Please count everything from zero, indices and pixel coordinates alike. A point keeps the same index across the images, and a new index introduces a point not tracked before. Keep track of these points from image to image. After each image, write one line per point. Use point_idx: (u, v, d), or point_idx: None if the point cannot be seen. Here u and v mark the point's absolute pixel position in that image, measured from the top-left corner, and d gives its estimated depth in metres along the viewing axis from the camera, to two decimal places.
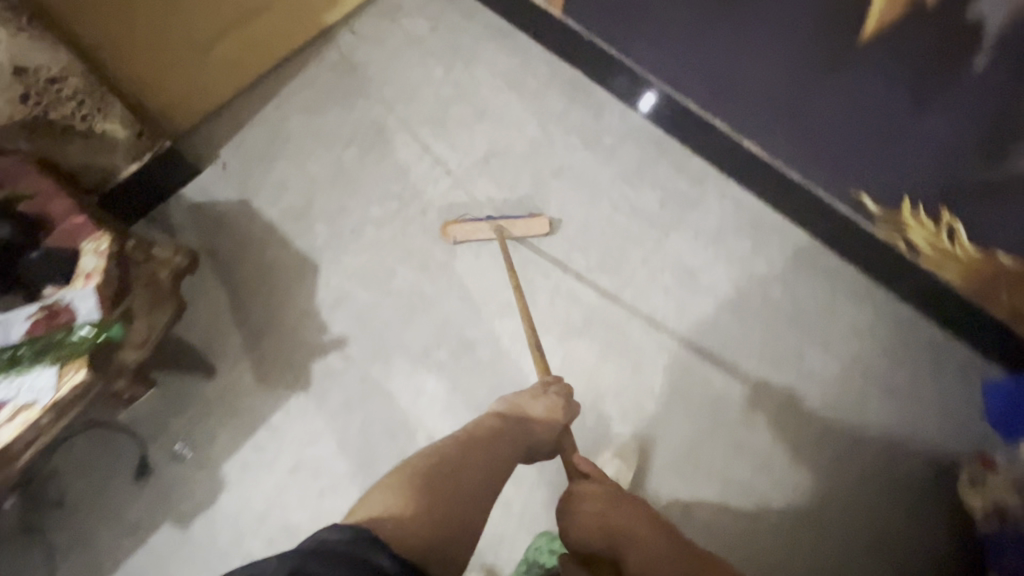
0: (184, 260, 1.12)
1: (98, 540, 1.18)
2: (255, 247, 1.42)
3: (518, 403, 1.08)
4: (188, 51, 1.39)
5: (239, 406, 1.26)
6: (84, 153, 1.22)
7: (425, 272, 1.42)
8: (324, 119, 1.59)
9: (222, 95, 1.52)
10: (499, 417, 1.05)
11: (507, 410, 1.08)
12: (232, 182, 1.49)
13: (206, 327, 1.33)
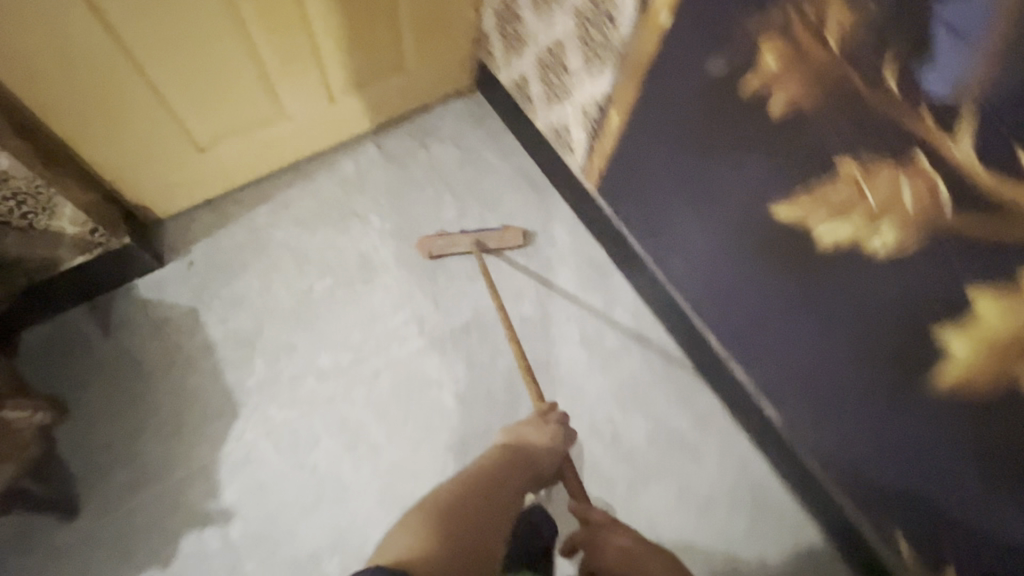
0: (45, 414, 1.06)
1: None
2: (181, 369, 1.25)
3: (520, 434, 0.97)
4: (180, 150, 1.29)
5: (84, 566, 1.09)
6: (22, 245, 1.11)
7: (350, 458, 1.21)
8: (311, 237, 1.45)
9: (211, 188, 1.41)
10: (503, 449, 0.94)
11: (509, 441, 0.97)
12: (187, 286, 1.34)
13: (89, 453, 1.16)
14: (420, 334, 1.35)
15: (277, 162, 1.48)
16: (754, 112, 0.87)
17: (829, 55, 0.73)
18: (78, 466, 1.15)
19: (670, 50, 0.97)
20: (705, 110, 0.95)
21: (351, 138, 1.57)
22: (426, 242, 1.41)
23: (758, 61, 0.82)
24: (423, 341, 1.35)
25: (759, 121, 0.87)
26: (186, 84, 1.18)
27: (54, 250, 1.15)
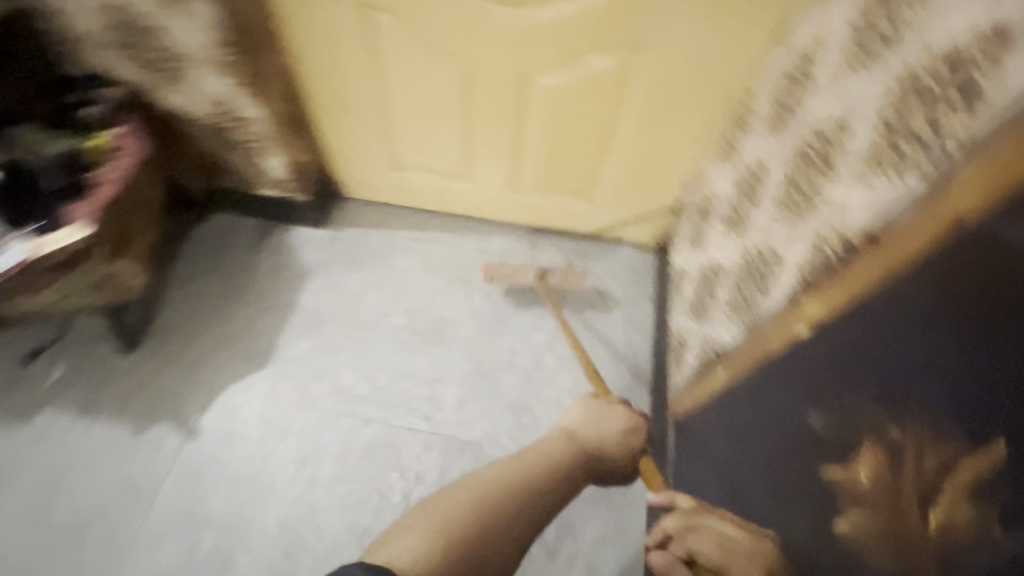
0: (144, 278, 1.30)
1: None
2: (265, 306, 1.48)
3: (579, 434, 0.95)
4: (382, 158, 1.52)
5: (106, 387, 1.35)
6: (241, 162, 1.43)
7: (289, 473, 1.26)
8: (421, 278, 1.55)
9: (388, 195, 1.64)
10: (566, 442, 0.91)
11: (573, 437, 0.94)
12: (316, 253, 1.57)
13: (173, 317, 1.44)
14: (426, 417, 1.34)
15: (445, 206, 1.64)
16: (817, 503, 0.68)
17: (922, 532, 0.54)
18: (158, 322, 1.43)
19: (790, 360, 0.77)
20: (775, 452, 0.77)
21: (514, 225, 1.65)
22: (491, 268, 1.46)
23: (850, 461, 0.63)
24: (423, 425, 1.33)
25: (817, 520, 0.67)
26: (410, 121, 1.40)
27: (265, 177, 1.48)
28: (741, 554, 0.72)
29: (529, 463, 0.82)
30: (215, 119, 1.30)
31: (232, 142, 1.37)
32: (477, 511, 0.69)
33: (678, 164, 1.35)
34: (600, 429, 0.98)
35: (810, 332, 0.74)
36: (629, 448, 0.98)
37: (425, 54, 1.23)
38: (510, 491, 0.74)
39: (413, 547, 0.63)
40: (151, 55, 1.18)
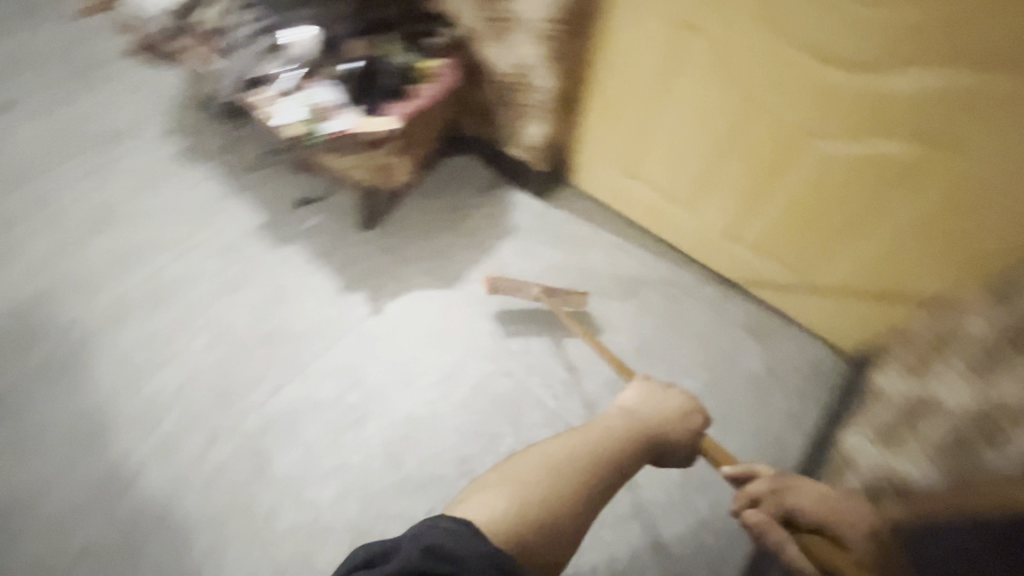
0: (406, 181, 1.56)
1: (254, 182, 1.77)
2: (472, 242, 1.68)
3: (641, 411, 0.85)
4: (621, 164, 1.63)
5: (336, 247, 1.65)
6: (506, 121, 1.63)
7: (433, 380, 1.43)
8: (605, 279, 1.63)
9: (607, 197, 1.74)
10: (627, 418, 0.83)
11: (636, 411, 0.85)
12: (528, 218, 1.73)
13: (403, 219, 1.71)
14: (558, 396, 1.42)
15: (653, 227, 1.70)
16: None
17: None
18: (389, 217, 1.71)
19: (944, 501, 0.84)
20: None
21: (708, 270, 1.66)
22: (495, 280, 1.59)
23: None
24: (553, 401, 1.41)
25: None
26: (666, 139, 1.48)
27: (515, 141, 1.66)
28: (838, 517, 0.93)
29: (588, 436, 0.76)
30: (507, 80, 1.51)
31: (511, 103, 1.56)
32: (544, 493, 0.67)
33: (924, 276, 1.26)
34: (653, 405, 0.87)
35: (1000, 513, 0.74)
36: (692, 421, 0.88)
37: (717, 83, 1.31)
38: (565, 463, 0.70)
39: (495, 508, 0.65)
40: (491, 13, 1.39)
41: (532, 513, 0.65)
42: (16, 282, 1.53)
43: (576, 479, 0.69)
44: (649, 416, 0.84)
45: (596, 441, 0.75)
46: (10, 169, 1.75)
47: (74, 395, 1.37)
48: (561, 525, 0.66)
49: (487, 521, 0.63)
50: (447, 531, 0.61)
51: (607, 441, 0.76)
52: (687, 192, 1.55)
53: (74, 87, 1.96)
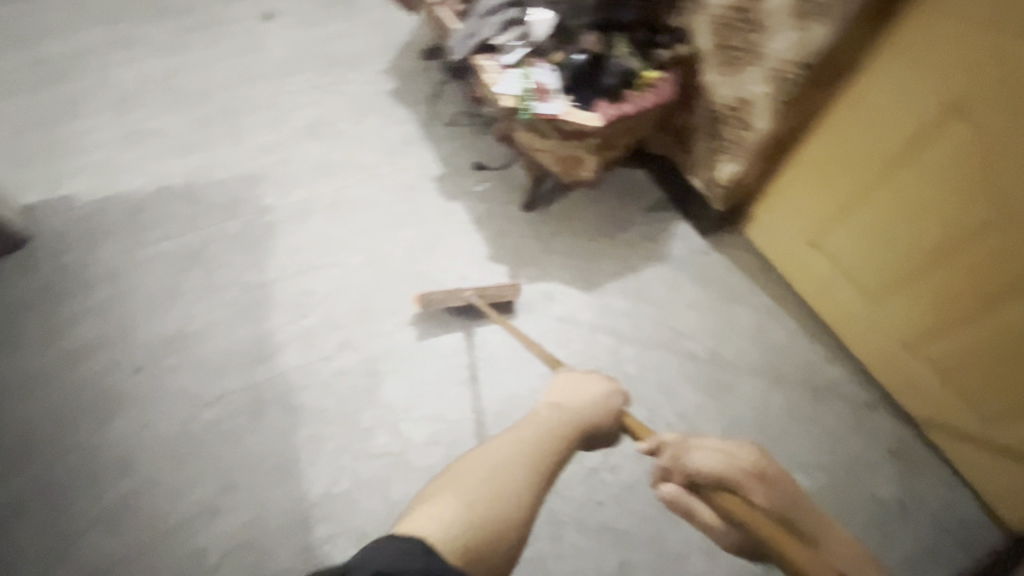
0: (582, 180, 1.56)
1: (443, 135, 1.90)
2: (622, 254, 1.66)
3: (573, 400, 0.89)
4: (807, 228, 1.51)
5: (494, 216, 1.73)
6: (701, 150, 1.56)
7: (542, 372, 1.45)
8: (743, 339, 1.54)
9: (775, 257, 1.62)
10: (556, 408, 0.86)
11: (566, 400, 0.88)
12: (684, 252, 1.68)
13: (563, 209, 1.73)
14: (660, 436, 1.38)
15: (817, 304, 1.56)
16: None
17: None
18: (550, 204, 1.74)
19: None
20: None
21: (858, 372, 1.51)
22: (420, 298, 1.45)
23: None
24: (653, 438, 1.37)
25: None
26: (868, 223, 1.36)
27: (705, 172, 1.59)
28: (731, 471, 0.75)
29: (522, 434, 0.77)
30: (724, 110, 1.43)
31: (714, 134, 1.49)
32: (490, 492, 0.67)
33: None
34: (575, 396, 0.90)
35: None
36: (609, 404, 0.91)
37: (964, 184, 1.17)
38: (508, 459, 0.71)
39: (441, 518, 0.63)
40: (739, 42, 1.32)
41: (479, 519, 0.64)
42: (237, 160, 1.79)
43: (514, 479, 0.69)
44: (580, 407, 0.87)
45: (528, 441, 0.76)
46: (262, 68, 2.05)
47: (249, 267, 1.56)
48: (509, 526, 0.66)
49: (437, 530, 0.62)
50: (403, 552, 0.58)
51: (535, 436, 0.77)
52: (876, 281, 1.39)
53: (327, 14, 2.23)
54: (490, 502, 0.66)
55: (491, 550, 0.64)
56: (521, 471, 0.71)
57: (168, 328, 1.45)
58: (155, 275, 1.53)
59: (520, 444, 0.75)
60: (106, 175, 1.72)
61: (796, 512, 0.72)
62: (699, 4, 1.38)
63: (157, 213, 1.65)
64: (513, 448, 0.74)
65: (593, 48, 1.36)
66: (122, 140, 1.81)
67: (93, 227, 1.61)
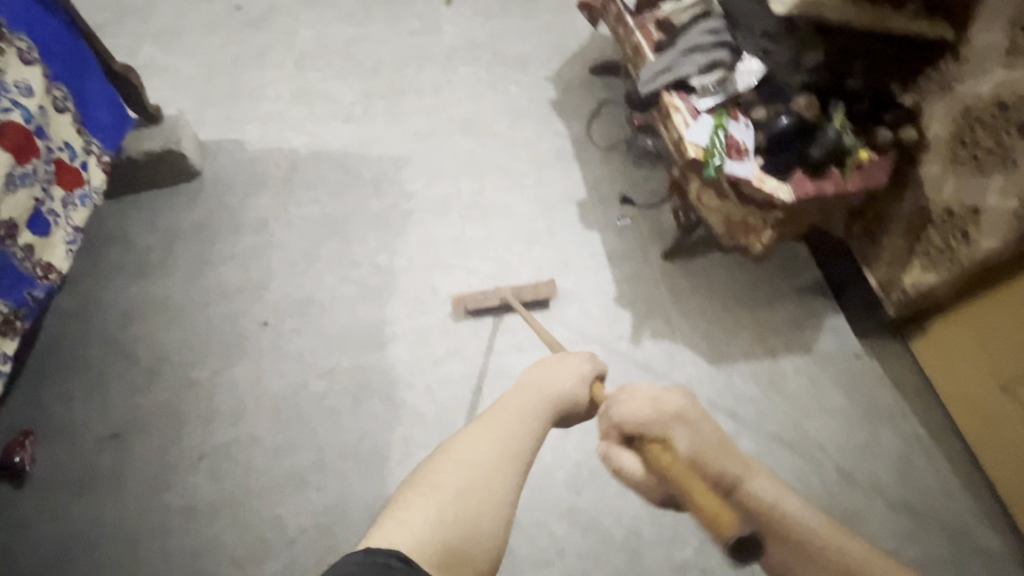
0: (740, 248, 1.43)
1: (595, 158, 1.82)
2: (760, 333, 1.51)
3: (537, 374, 0.85)
4: (1008, 370, 1.25)
5: (631, 255, 1.63)
6: (892, 246, 1.37)
7: None
8: (882, 466, 1.35)
9: (951, 386, 1.39)
10: (523, 387, 0.82)
11: (531, 378, 0.84)
12: (831, 348, 1.51)
13: (706, 267, 1.60)
14: None
15: (995, 458, 1.31)
16: None
17: None
18: (693, 257, 1.62)
19: None
20: None
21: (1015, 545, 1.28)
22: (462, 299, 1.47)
23: None
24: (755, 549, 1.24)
25: None
26: None
27: (890, 271, 1.40)
28: (662, 413, 0.75)
29: (496, 422, 0.74)
30: (941, 213, 1.24)
31: (917, 234, 1.30)
32: (458, 485, 0.67)
33: None
34: (559, 373, 0.84)
35: None
36: (584, 382, 0.85)
37: None
38: (478, 449, 0.70)
39: (415, 525, 0.63)
40: (989, 143, 1.12)
41: (453, 521, 0.64)
42: (393, 139, 1.82)
43: (486, 473, 0.68)
44: (559, 388, 0.82)
45: (508, 433, 0.72)
46: (435, 51, 2.06)
47: (382, 249, 1.58)
48: (485, 522, 0.66)
49: (417, 534, 0.62)
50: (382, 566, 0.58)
51: (515, 421, 0.74)
52: None
53: (506, 8, 2.21)
54: (462, 503, 0.66)
55: (474, 547, 0.64)
56: (496, 467, 0.69)
57: (299, 290, 1.49)
58: (299, 236, 1.59)
59: (494, 440, 0.72)
60: (275, 128, 1.81)
61: (727, 455, 0.70)
62: (946, 87, 1.19)
63: (311, 175, 1.71)
64: (489, 443, 0.71)
65: (805, 114, 1.21)
66: (295, 97, 1.90)
67: (255, 175, 1.69)
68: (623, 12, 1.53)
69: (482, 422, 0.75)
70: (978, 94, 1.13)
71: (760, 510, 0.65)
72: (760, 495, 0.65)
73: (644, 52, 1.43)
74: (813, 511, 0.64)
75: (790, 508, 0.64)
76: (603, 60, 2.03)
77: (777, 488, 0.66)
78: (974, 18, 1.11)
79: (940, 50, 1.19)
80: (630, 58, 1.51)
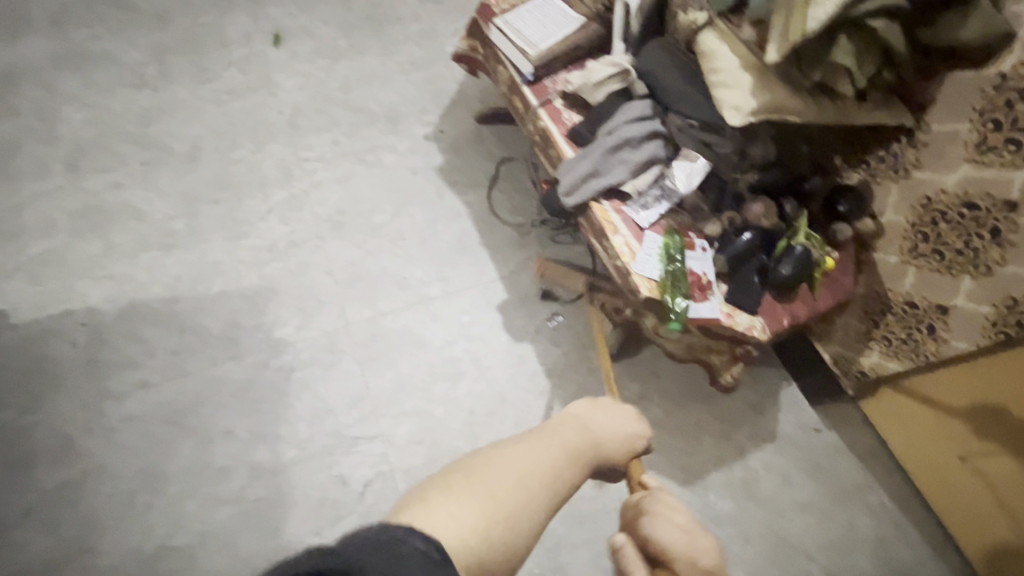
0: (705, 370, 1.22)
1: (509, 241, 1.50)
2: (726, 430, 1.36)
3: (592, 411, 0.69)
4: (964, 446, 1.15)
5: (574, 367, 1.37)
6: (844, 326, 1.25)
7: None
8: (865, 556, 1.27)
9: (905, 459, 1.30)
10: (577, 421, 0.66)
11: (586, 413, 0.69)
12: (792, 428, 1.37)
13: (656, 364, 1.41)
14: None
15: (962, 534, 1.22)
16: None
17: None
18: (638, 352, 1.41)
19: None
20: None
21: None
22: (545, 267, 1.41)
23: None
24: None
25: None
26: None
27: (843, 349, 1.28)
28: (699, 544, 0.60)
29: (551, 445, 0.60)
30: (902, 304, 1.13)
31: (873, 320, 1.20)
32: (504, 490, 0.52)
33: None
34: (608, 420, 0.68)
35: None
36: (632, 447, 0.69)
37: None
38: (530, 464, 0.56)
39: (460, 518, 0.48)
40: (955, 241, 1.00)
41: (492, 535, 0.49)
42: (239, 263, 1.35)
43: (532, 501, 0.54)
44: (608, 439, 0.67)
45: (554, 456, 0.59)
46: (273, 121, 1.57)
47: (259, 439, 1.18)
48: (511, 558, 0.50)
49: (460, 531, 0.47)
50: (425, 557, 0.42)
51: (561, 453, 0.60)
52: None
53: (355, 44, 1.74)
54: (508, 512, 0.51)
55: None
56: (541, 493, 0.55)
57: (147, 539, 1.07)
58: (128, 448, 1.13)
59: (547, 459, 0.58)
60: (56, 280, 1.26)
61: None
62: (902, 171, 1.05)
63: (129, 346, 1.22)
64: (536, 464, 0.57)
65: (765, 223, 1.01)
66: (78, 222, 1.34)
67: (39, 366, 1.18)
68: (519, 81, 1.19)
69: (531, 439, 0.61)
70: (941, 186, 0.99)
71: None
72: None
73: (557, 142, 1.13)
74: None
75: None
76: (488, 105, 1.67)
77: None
78: (932, 103, 0.98)
79: (893, 129, 1.04)
80: (537, 143, 1.19)
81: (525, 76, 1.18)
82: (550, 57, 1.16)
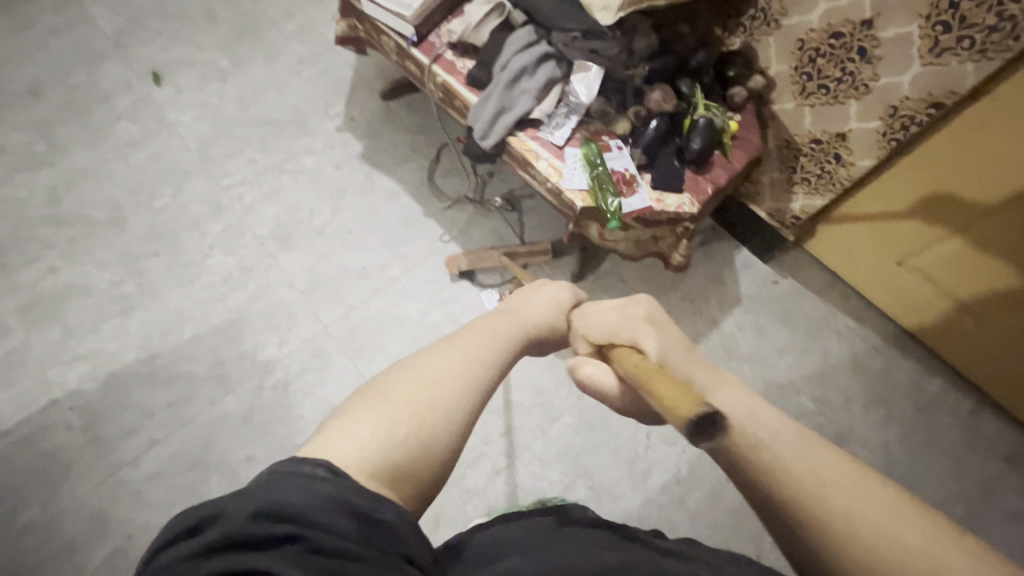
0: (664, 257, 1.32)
1: (450, 202, 1.54)
2: (696, 306, 1.46)
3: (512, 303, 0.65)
4: (894, 250, 1.30)
5: None
6: (769, 180, 1.36)
7: (662, 480, 1.27)
8: (843, 373, 1.40)
9: (851, 278, 1.45)
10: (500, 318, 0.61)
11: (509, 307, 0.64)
12: (753, 287, 1.49)
13: (619, 269, 1.49)
14: None
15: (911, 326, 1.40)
16: None
17: None
18: (598, 265, 1.49)
19: None
20: None
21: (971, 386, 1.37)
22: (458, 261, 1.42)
23: None
24: None
25: None
26: (965, 253, 1.18)
27: (775, 202, 1.38)
28: (630, 321, 0.59)
29: (468, 344, 0.54)
30: (809, 143, 1.22)
31: (790, 166, 1.29)
32: (415, 401, 0.47)
33: None
34: (535, 301, 0.65)
35: None
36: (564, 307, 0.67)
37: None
38: (443, 369, 0.50)
39: (361, 435, 0.44)
40: (834, 71, 1.10)
41: (403, 444, 0.45)
42: (201, 304, 1.37)
43: (445, 401, 0.48)
44: (535, 318, 0.63)
45: (474, 352, 0.54)
46: (183, 159, 1.55)
47: (278, 454, 1.23)
48: (429, 469, 0.46)
49: (359, 449, 0.43)
50: (306, 479, 0.40)
51: (474, 353, 0.53)
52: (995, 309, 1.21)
53: (237, 59, 1.70)
54: (420, 414, 0.47)
55: (417, 490, 0.45)
56: (462, 385, 0.50)
57: None
58: (157, 501, 1.18)
59: (477, 349, 0.54)
60: (28, 376, 1.27)
61: (816, 501, 0.41)
62: (774, 23, 1.15)
63: (124, 413, 1.25)
64: (454, 363, 0.51)
65: (667, 107, 1.08)
66: (28, 315, 1.33)
67: (44, 459, 1.20)
68: (406, 46, 1.21)
69: (444, 344, 0.54)
70: (809, 26, 1.10)
71: (774, 505, 0.43)
72: (919, 552, 0.38)
73: (460, 93, 1.16)
74: (815, 454, 0.43)
75: (923, 548, 0.38)
76: (389, 79, 1.67)
77: (933, 536, 0.39)
78: None
79: None
80: (443, 100, 1.23)
81: (410, 39, 1.19)
82: (427, 13, 1.16)
